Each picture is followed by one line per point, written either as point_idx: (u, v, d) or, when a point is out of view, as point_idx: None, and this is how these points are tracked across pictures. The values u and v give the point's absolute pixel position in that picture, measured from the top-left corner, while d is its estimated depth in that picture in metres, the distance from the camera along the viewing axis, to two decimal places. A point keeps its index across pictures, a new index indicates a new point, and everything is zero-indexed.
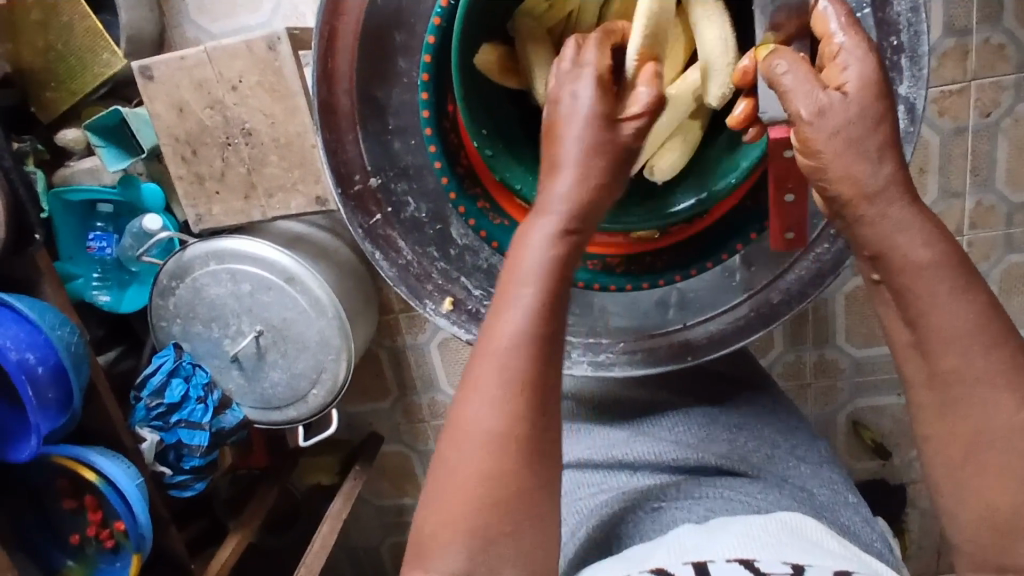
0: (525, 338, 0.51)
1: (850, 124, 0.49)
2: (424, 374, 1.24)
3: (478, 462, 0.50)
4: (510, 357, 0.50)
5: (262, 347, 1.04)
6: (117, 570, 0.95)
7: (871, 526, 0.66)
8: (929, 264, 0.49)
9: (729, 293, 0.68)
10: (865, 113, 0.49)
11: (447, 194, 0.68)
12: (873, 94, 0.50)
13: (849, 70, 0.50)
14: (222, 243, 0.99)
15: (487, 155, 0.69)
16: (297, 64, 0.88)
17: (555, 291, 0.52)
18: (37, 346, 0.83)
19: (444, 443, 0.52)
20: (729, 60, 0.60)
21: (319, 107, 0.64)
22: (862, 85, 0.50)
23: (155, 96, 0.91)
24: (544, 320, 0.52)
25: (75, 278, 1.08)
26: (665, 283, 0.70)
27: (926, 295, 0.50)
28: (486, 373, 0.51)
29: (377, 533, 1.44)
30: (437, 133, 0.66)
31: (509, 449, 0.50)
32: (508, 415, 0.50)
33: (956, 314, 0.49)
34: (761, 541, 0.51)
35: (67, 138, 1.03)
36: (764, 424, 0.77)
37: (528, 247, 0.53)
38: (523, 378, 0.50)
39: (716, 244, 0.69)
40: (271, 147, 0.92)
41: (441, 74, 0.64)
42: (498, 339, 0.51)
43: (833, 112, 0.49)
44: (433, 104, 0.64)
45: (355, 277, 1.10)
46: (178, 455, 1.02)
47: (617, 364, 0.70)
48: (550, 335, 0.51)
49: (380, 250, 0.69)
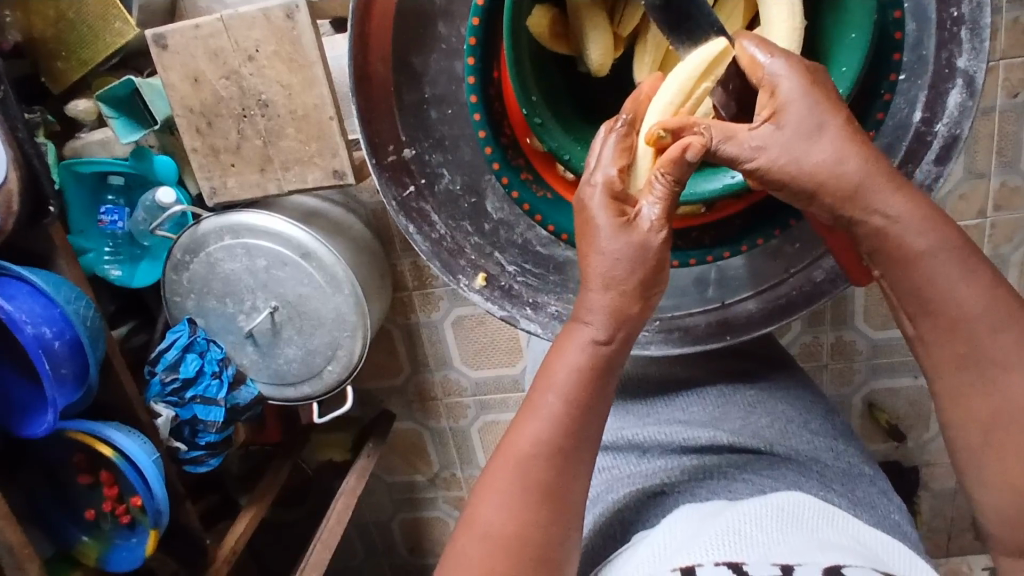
0: (529, 449, 0.55)
1: (795, 151, 0.52)
2: (438, 352, 1.23)
3: (485, 561, 0.53)
4: (525, 468, 0.54)
5: (277, 322, 1.03)
6: (133, 546, 0.94)
7: (888, 497, 0.64)
8: (948, 258, 0.52)
9: (774, 269, 0.68)
10: (805, 124, 0.52)
11: (489, 164, 0.67)
12: (805, 107, 0.52)
13: (779, 86, 0.52)
14: (237, 217, 0.98)
15: (535, 123, 0.64)
16: (315, 33, 0.86)
17: (582, 414, 0.56)
18: (53, 320, 0.81)
19: (453, 532, 0.56)
20: (796, 24, 0.57)
21: (354, 73, 0.63)
22: (794, 98, 0.52)
23: (169, 65, 0.89)
24: (549, 440, 0.55)
25: (87, 252, 1.06)
26: (712, 259, 0.68)
27: (941, 285, 0.52)
28: (495, 477, 0.55)
29: (389, 508, 1.45)
30: (482, 100, 0.64)
31: (519, 557, 0.52)
32: (510, 520, 0.53)
33: (976, 308, 0.51)
34: (745, 535, 0.50)
35: (79, 108, 1.01)
36: (779, 399, 0.75)
37: (557, 366, 0.57)
38: (524, 486, 0.54)
39: (766, 219, 0.68)
40: (287, 119, 0.90)
41: (490, 37, 0.63)
42: (512, 451, 0.55)
43: (772, 141, 0.53)
44: (480, 69, 0.63)
45: (371, 254, 1.08)
46: (194, 430, 1.01)
47: (653, 343, 0.71)
48: (566, 455, 0.55)
49: (413, 224, 0.69)
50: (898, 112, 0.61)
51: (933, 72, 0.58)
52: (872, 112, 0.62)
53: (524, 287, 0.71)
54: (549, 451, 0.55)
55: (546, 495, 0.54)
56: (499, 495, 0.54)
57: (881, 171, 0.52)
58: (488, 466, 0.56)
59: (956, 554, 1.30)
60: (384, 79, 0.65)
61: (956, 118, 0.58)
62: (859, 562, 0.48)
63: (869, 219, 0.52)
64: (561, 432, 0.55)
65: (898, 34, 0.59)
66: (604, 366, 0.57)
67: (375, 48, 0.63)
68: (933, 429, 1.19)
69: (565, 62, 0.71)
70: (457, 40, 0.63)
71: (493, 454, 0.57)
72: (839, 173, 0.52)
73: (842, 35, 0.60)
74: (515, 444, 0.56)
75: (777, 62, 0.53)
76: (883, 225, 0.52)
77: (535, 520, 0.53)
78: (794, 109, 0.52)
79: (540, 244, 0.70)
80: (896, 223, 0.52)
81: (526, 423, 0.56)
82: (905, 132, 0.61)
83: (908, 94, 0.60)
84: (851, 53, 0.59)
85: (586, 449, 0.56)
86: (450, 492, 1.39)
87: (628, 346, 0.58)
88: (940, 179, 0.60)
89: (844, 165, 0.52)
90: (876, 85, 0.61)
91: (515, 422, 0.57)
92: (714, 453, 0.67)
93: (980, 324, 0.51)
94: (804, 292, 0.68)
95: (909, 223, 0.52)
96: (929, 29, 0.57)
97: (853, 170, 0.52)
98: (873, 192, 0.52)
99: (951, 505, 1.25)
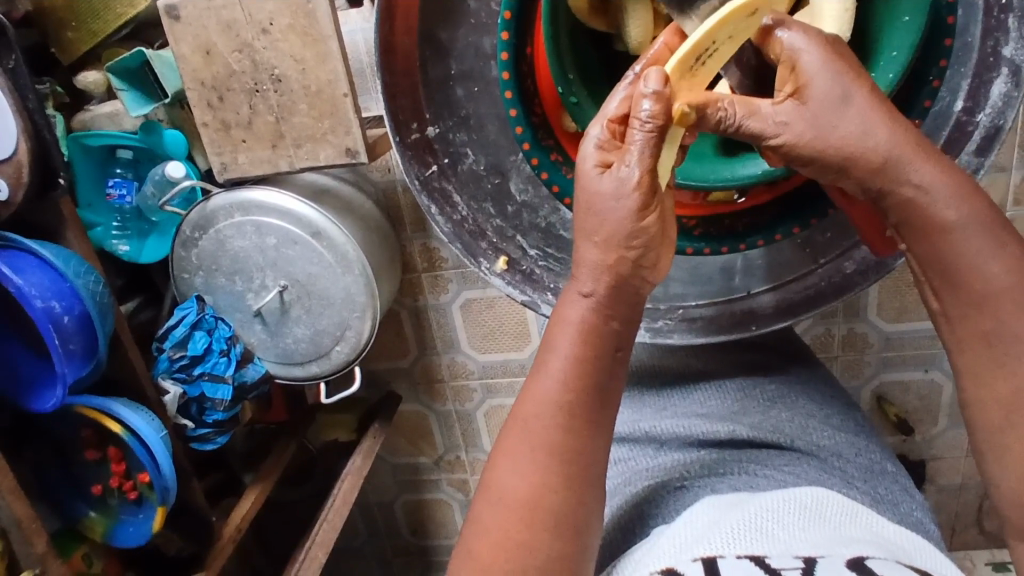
0: (542, 414, 0.55)
1: (820, 125, 0.51)
2: (445, 335, 1.23)
3: (496, 524, 0.53)
4: (534, 433, 0.55)
5: (286, 302, 1.02)
6: (140, 522, 0.94)
7: (910, 495, 0.63)
8: (973, 233, 0.52)
9: (804, 260, 0.68)
10: (829, 101, 0.50)
11: (519, 144, 0.66)
12: (830, 76, 0.50)
13: (800, 62, 0.51)
14: (247, 194, 0.96)
15: (570, 102, 0.64)
16: (331, 7, 0.84)
17: (584, 374, 0.56)
18: (62, 294, 0.80)
19: (471, 504, 0.57)
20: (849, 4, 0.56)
21: (377, 51, 0.62)
22: (816, 75, 0.50)
23: (181, 37, 0.87)
24: (563, 406, 0.55)
25: (95, 226, 1.05)
26: (745, 247, 0.69)
27: (972, 261, 0.52)
28: (514, 443, 0.55)
29: (393, 490, 1.45)
30: (514, 78, 0.63)
31: (533, 519, 0.53)
32: (526, 484, 0.54)
33: (1003, 282, 0.52)
34: (765, 530, 0.50)
35: (88, 79, 0.99)
36: (799, 394, 0.74)
37: (565, 329, 0.56)
38: (543, 453, 0.54)
39: (799, 209, 0.68)
40: (301, 95, 0.88)
41: (524, 11, 0.62)
42: (527, 418, 0.56)
43: (799, 115, 0.51)
44: (513, 45, 0.62)
45: (381, 234, 1.07)
46: (202, 408, 1.01)
47: (675, 332, 0.71)
48: (574, 417, 0.55)
49: (435, 205, 0.68)
50: (942, 101, 0.60)
51: (977, 60, 0.58)
52: (920, 99, 0.62)
53: (545, 272, 0.71)
54: (563, 424, 0.55)
55: (562, 463, 0.54)
56: (515, 464, 0.55)
57: (909, 141, 0.51)
58: (500, 437, 0.57)
59: (959, 548, 1.30)
60: (409, 55, 0.63)
61: (999, 109, 0.58)
62: (880, 554, 0.48)
63: (901, 190, 0.52)
64: (573, 405, 0.55)
65: (951, 19, 0.58)
66: (597, 322, 0.56)
67: (399, 24, 0.62)
68: (941, 424, 1.18)
69: (601, 40, 0.69)
70: (487, 15, 0.62)
71: (503, 424, 0.57)
72: (869, 146, 0.51)
73: (894, 18, 0.60)
74: (526, 413, 0.56)
75: (796, 35, 0.51)
76: (913, 195, 0.52)
77: (553, 487, 0.54)
78: (818, 83, 0.50)
79: (564, 228, 0.69)
80: (925, 193, 0.51)
81: (536, 390, 0.56)
82: (946, 121, 0.61)
83: (951, 82, 0.60)
84: (903, 37, 0.59)
85: (599, 411, 0.56)
86: (454, 475, 1.39)
87: (621, 296, 0.56)
88: (982, 170, 0.59)
89: (871, 136, 0.51)
90: (924, 72, 0.61)
91: (524, 393, 0.57)
92: (733, 447, 0.66)
93: (1007, 298, 0.52)
94: (833, 283, 0.68)
95: (942, 195, 0.51)
96: (976, 16, 0.57)
97: (882, 143, 0.51)
98: (905, 163, 0.51)
99: (955, 500, 1.25)
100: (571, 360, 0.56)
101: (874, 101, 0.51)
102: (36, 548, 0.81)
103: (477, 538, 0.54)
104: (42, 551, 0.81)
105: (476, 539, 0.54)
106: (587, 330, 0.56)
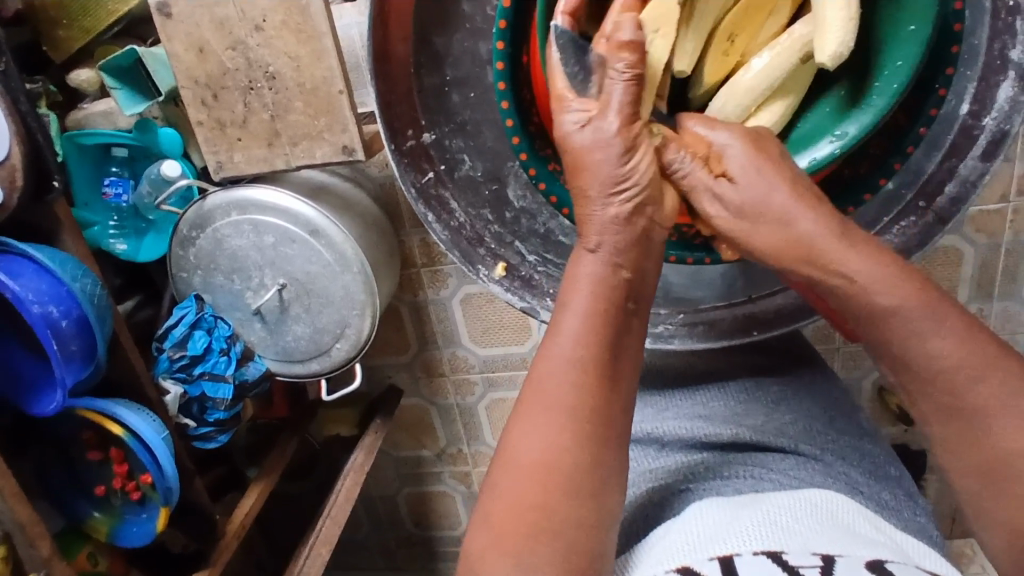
0: (563, 376, 0.54)
1: (748, 211, 0.57)
2: (446, 329, 1.22)
3: (514, 488, 0.53)
4: (554, 397, 0.54)
5: (285, 300, 1.01)
6: (144, 522, 0.94)
7: (915, 502, 0.63)
8: (918, 315, 0.53)
9: None
10: (756, 186, 0.57)
11: (516, 153, 0.66)
12: (755, 169, 0.57)
13: (727, 156, 0.58)
14: (244, 193, 0.96)
15: None
16: (325, 3, 0.82)
17: (600, 333, 0.55)
18: (60, 298, 0.80)
19: (488, 469, 0.56)
20: (851, 14, 0.57)
21: (372, 56, 0.61)
22: (742, 165, 0.57)
23: (173, 35, 0.86)
24: (582, 370, 0.54)
25: (92, 226, 1.05)
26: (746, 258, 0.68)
27: (915, 342, 0.53)
28: (532, 408, 0.54)
29: (396, 483, 1.45)
30: (510, 88, 0.62)
31: (548, 483, 0.52)
32: (548, 449, 0.53)
33: (953, 360, 0.53)
34: (781, 526, 0.50)
35: (81, 78, 0.99)
36: (802, 398, 0.74)
37: (578, 285, 0.56)
38: (563, 411, 0.53)
39: None
40: (296, 92, 0.87)
41: (520, 21, 0.61)
42: (547, 379, 0.55)
43: (733, 198, 0.58)
44: (508, 54, 0.61)
45: (380, 230, 1.06)
46: (203, 407, 1.01)
47: (676, 336, 0.72)
48: (593, 379, 0.54)
49: (433, 213, 0.67)
50: (946, 105, 0.62)
51: (983, 63, 0.59)
52: (926, 107, 0.63)
53: (544, 278, 0.71)
54: (582, 391, 0.54)
55: (585, 428, 0.53)
56: (533, 429, 0.54)
57: (834, 231, 0.55)
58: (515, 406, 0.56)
59: (959, 536, 1.31)
60: (402, 60, 0.63)
61: (1006, 113, 0.59)
62: (898, 558, 0.48)
63: (833, 280, 0.55)
64: (589, 370, 0.54)
65: (958, 26, 0.60)
66: (607, 272, 0.56)
67: (395, 26, 0.61)
68: None
69: None
70: (482, 20, 0.61)
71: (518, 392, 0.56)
72: (793, 237, 0.56)
73: (899, 27, 0.61)
74: (544, 372, 0.55)
75: (720, 133, 0.59)
76: (844, 285, 0.55)
77: (569, 451, 0.53)
78: (746, 170, 0.57)
79: (563, 233, 0.69)
80: (855, 283, 0.55)
81: (553, 352, 0.55)
82: (952, 126, 0.62)
83: (957, 87, 0.61)
84: (910, 46, 0.60)
85: (613, 388, 0.55)
86: (457, 467, 1.40)
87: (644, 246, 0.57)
88: (985, 176, 0.62)
89: (794, 226, 0.56)
90: (932, 79, 0.63)
91: (539, 357, 0.56)
92: (737, 450, 0.66)
93: (958, 375, 0.53)
94: None
95: (873, 283, 0.54)
96: (983, 18, 0.58)
97: (805, 228, 0.56)
98: (832, 254, 0.55)
99: None
100: (590, 315, 0.55)
101: (796, 193, 0.56)
102: (40, 551, 0.81)
103: (496, 496, 0.53)
104: (47, 553, 0.82)
105: (490, 505, 0.53)
106: (603, 280, 0.56)
